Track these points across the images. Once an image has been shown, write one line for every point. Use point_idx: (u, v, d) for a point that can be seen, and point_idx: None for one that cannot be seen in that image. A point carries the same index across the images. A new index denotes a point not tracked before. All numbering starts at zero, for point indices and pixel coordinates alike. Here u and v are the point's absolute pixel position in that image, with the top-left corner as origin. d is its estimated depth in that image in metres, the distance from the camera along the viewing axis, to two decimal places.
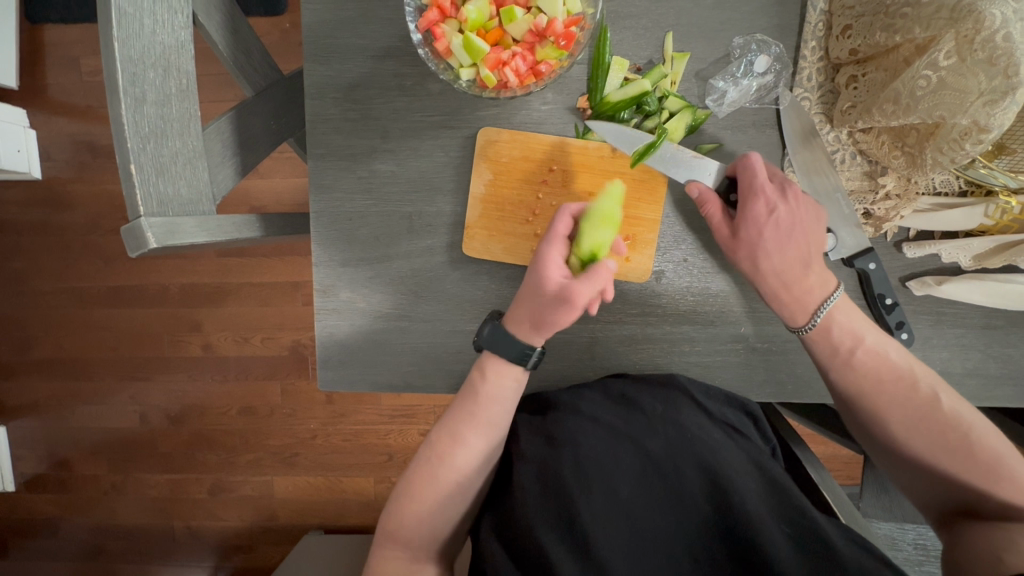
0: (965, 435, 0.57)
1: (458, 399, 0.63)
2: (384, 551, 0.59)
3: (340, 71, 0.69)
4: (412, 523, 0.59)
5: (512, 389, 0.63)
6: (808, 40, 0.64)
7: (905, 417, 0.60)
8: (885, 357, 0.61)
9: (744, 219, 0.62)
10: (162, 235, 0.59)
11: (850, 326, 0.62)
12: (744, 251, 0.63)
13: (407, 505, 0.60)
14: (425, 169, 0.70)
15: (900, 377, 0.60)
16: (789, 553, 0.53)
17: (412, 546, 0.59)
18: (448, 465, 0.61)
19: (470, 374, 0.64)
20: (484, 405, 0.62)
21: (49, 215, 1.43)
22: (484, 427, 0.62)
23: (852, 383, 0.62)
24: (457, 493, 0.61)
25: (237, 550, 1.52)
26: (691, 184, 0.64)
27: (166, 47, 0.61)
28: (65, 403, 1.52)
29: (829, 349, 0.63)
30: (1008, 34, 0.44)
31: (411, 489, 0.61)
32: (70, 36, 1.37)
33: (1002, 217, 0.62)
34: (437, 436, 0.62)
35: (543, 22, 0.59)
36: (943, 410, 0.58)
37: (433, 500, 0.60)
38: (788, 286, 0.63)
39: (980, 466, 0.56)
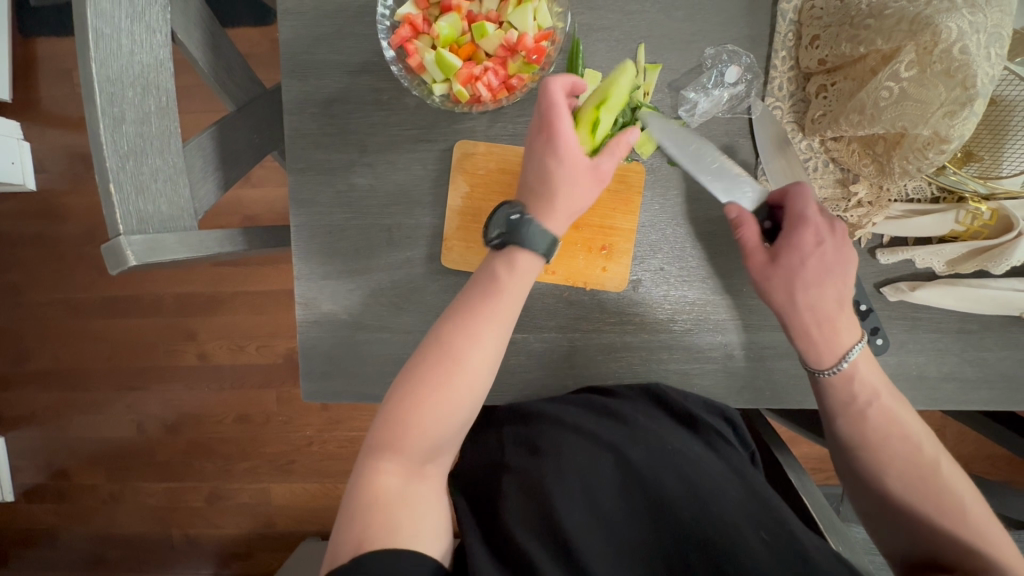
0: (958, 499, 0.56)
1: (473, 291, 0.59)
2: (383, 459, 0.53)
3: (318, 86, 0.70)
4: (419, 428, 0.54)
5: (525, 282, 0.60)
6: (778, 50, 0.64)
7: (903, 474, 0.59)
8: (895, 416, 0.61)
9: (786, 248, 0.62)
10: (141, 253, 0.59)
11: (870, 381, 0.62)
12: (783, 279, 0.62)
13: (416, 407, 0.54)
14: (403, 182, 0.71)
15: (905, 437, 0.60)
16: (766, 558, 0.54)
17: (414, 456, 0.54)
18: (464, 362, 0.56)
19: (482, 268, 0.60)
20: (502, 298, 0.58)
21: (43, 227, 1.44)
22: (496, 320, 0.58)
23: (855, 430, 0.62)
24: (470, 394, 0.56)
25: (234, 557, 1.53)
26: (731, 206, 0.64)
27: (144, 66, 0.62)
28: (62, 413, 1.53)
29: (845, 397, 0.62)
30: (965, 46, 0.45)
31: (417, 384, 0.55)
32: (62, 49, 1.38)
33: (974, 223, 0.61)
34: (450, 331, 0.57)
35: (514, 37, 0.60)
36: (941, 476, 0.57)
37: (440, 392, 0.55)
38: (818, 324, 0.62)
39: (970, 530, 0.54)
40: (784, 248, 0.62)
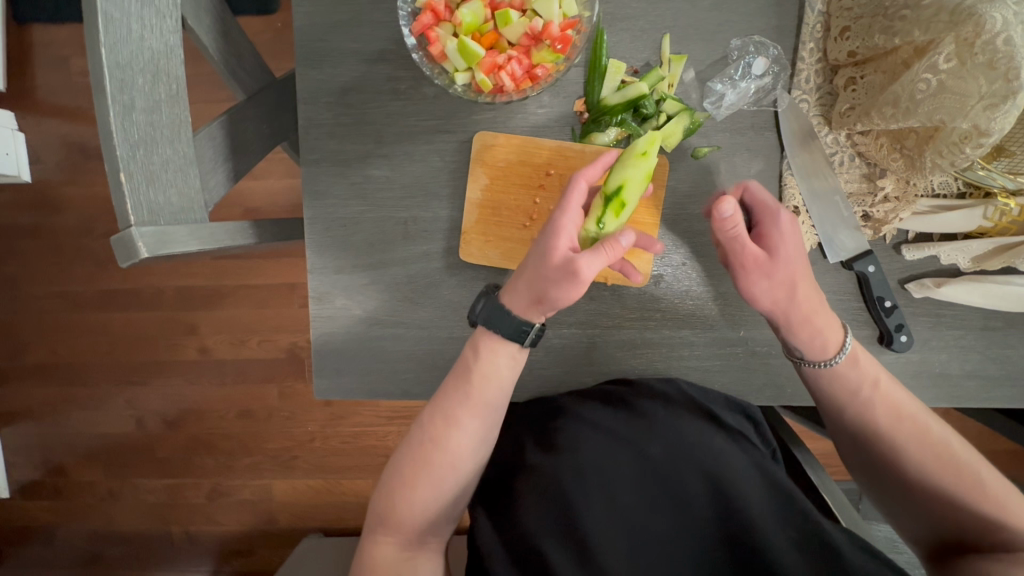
0: (977, 477, 0.56)
1: (450, 378, 0.61)
2: (380, 534, 0.59)
3: (333, 75, 0.68)
4: (405, 510, 0.58)
5: (505, 368, 0.60)
6: (806, 42, 0.63)
7: (920, 457, 0.58)
8: (899, 399, 0.60)
9: (781, 238, 0.60)
10: (153, 245, 0.58)
11: (870, 366, 0.61)
12: (782, 271, 0.59)
13: (408, 493, 0.58)
14: (420, 174, 0.69)
15: (913, 419, 0.59)
16: (793, 558, 0.53)
17: (406, 532, 0.59)
18: (441, 448, 0.59)
19: (463, 351, 0.61)
20: (484, 388, 0.59)
21: (39, 219, 1.41)
22: (477, 408, 0.60)
23: (864, 420, 0.61)
24: (452, 475, 0.59)
25: (236, 554, 1.52)
26: (723, 202, 0.56)
27: (155, 52, 0.60)
28: (59, 408, 1.51)
29: (848, 386, 0.62)
30: (1009, 37, 0.44)
31: (405, 475, 0.59)
32: (58, 36, 1.35)
33: (1002, 219, 0.61)
34: (428, 418, 0.60)
35: (539, 25, 0.59)
36: (957, 453, 0.57)
37: (427, 484, 0.58)
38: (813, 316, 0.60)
39: (992, 510, 0.54)
40: (772, 239, 0.60)
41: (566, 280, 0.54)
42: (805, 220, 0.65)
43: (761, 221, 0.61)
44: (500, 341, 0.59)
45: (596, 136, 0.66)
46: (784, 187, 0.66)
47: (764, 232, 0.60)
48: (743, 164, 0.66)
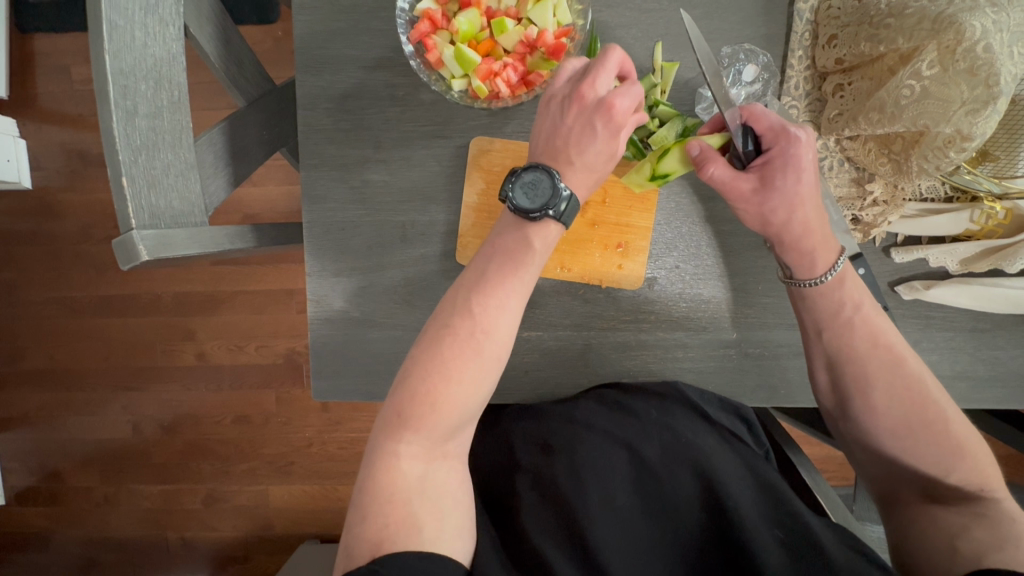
0: (946, 416, 0.55)
1: (494, 263, 0.57)
2: (403, 442, 0.51)
3: (332, 81, 0.69)
4: (444, 407, 0.52)
5: (543, 258, 0.58)
6: (794, 50, 0.65)
7: (895, 393, 0.56)
8: (880, 325, 0.58)
9: (780, 167, 0.56)
10: (153, 247, 0.59)
11: (857, 287, 0.59)
12: (779, 198, 0.56)
13: (445, 383, 0.52)
14: (417, 178, 0.71)
15: (896, 351, 0.57)
16: (778, 559, 0.52)
17: (436, 439, 0.52)
18: (490, 337, 0.54)
19: (504, 236, 0.58)
20: (524, 276, 0.57)
21: (39, 225, 1.42)
22: (518, 301, 0.56)
23: (841, 351, 0.59)
24: (494, 370, 0.54)
25: (231, 560, 1.51)
26: (690, 144, 0.59)
27: (158, 59, 0.61)
28: (56, 414, 1.51)
29: (830, 308, 0.59)
30: (989, 45, 0.46)
31: (443, 360, 0.52)
32: (60, 45, 1.36)
33: (988, 222, 0.62)
34: (471, 307, 0.55)
35: (534, 33, 0.61)
36: (930, 387, 0.56)
37: (468, 373, 0.53)
38: (807, 237, 0.58)
39: (955, 452, 0.55)
40: (779, 168, 0.56)
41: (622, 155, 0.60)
42: None
43: (772, 149, 0.56)
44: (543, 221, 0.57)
45: None
46: None
47: (768, 162, 0.56)
48: None
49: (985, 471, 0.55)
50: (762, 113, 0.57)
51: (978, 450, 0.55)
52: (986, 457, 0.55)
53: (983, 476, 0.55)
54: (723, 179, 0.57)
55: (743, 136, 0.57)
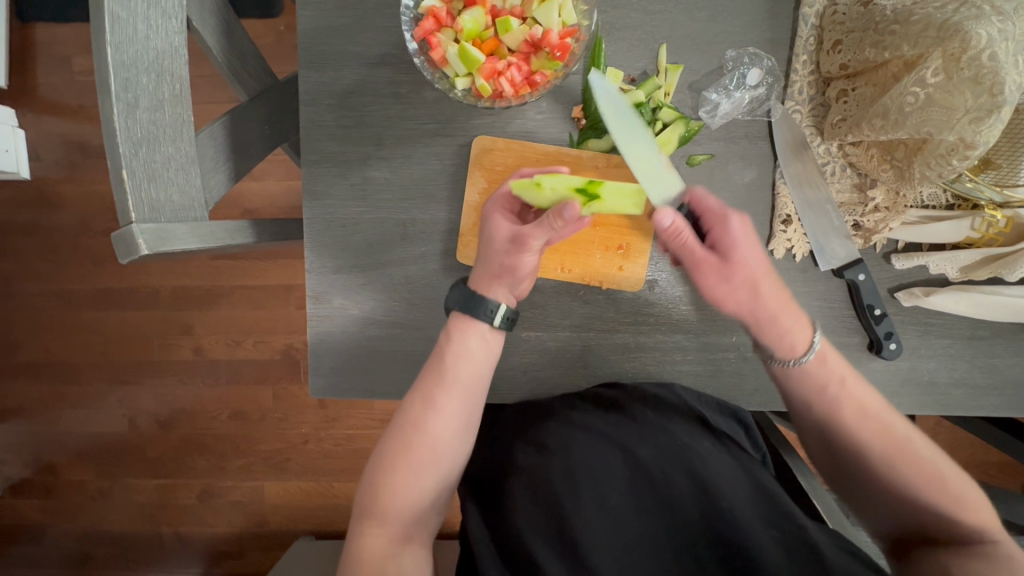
0: (934, 466, 0.54)
1: (433, 361, 0.62)
2: (364, 529, 0.56)
3: (334, 77, 0.69)
4: (392, 499, 0.57)
5: (484, 343, 0.62)
6: (799, 55, 0.65)
7: (876, 446, 0.56)
8: (857, 389, 0.58)
9: (729, 244, 0.60)
10: (153, 241, 0.58)
11: (831, 359, 0.60)
12: (736, 274, 0.60)
13: (390, 473, 0.58)
14: (419, 176, 0.70)
15: (874, 410, 0.57)
16: (777, 555, 0.53)
17: (393, 524, 0.57)
18: (425, 430, 0.59)
19: (439, 337, 0.63)
20: (462, 365, 0.61)
21: (37, 216, 1.41)
22: (457, 390, 0.61)
23: (821, 410, 0.59)
24: (436, 457, 0.59)
25: (226, 556, 1.51)
26: (658, 214, 0.58)
27: (160, 52, 0.61)
28: (51, 406, 1.50)
29: (814, 384, 0.60)
30: (994, 53, 0.46)
31: (389, 456, 0.58)
32: (61, 35, 1.35)
33: (989, 230, 0.63)
34: (410, 404, 0.60)
35: (538, 33, 0.60)
36: (914, 442, 0.56)
37: (410, 465, 0.58)
38: (781, 314, 0.60)
39: (948, 499, 0.53)
40: (723, 242, 0.60)
41: (516, 251, 0.60)
42: (797, 228, 0.67)
43: (712, 230, 0.61)
44: (468, 320, 0.62)
45: (595, 141, 0.68)
46: (776, 195, 0.67)
47: (717, 243, 0.61)
48: (737, 172, 0.68)
49: (982, 513, 0.52)
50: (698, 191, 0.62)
51: (975, 501, 0.53)
52: (983, 504, 0.53)
53: (984, 524, 0.52)
54: (692, 250, 0.60)
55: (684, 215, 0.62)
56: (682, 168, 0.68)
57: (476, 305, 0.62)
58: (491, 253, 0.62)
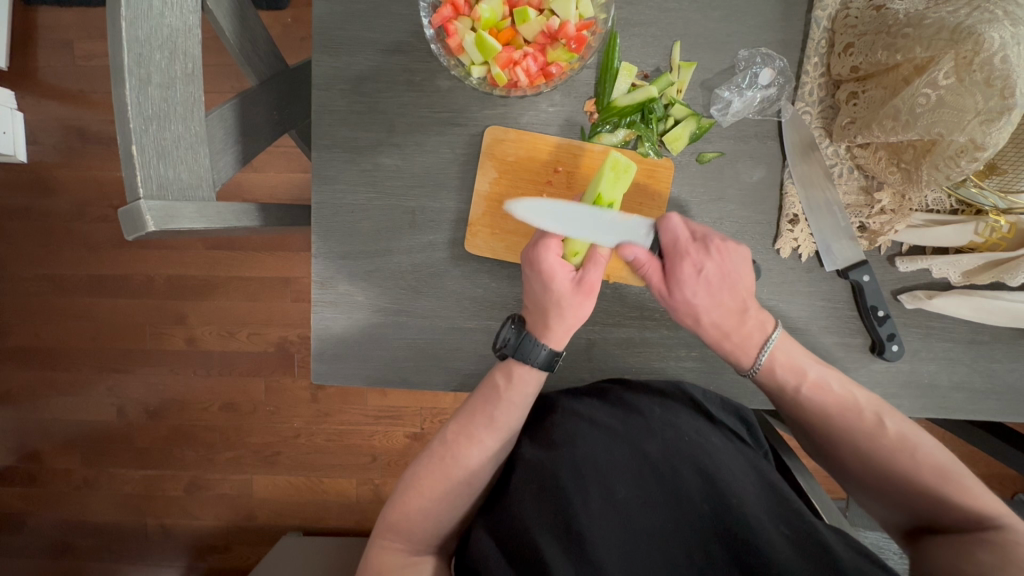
0: (913, 456, 0.59)
1: (478, 398, 0.65)
2: (387, 539, 0.62)
3: (348, 63, 0.69)
4: (418, 517, 0.62)
5: (531, 396, 0.65)
6: (811, 56, 0.66)
7: (856, 441, 0.61)
8: (830, 387, 0.63)
9: (676, 280, 0.63)
10: (161, 219, 0.57)
11: (793, 363, 0.64)
12: (680, 310, 0.64)
13: (419, 496, 0.62)
14: (430, 165, 0.70)
15: (847, 407, 0.62)
16: (787, 552, 0.52)
17: (414, 539, 0.62)
18: (462, 464, 0.63)
19: (494, 376, 0.65)
20: (504, 411, 0.64)
21: (32, 200, 1.40)
22: (497, 430, 0.64)
23: (801, 403, 0.64)
24: (466, 490, 0.63)
25: (211, 550, 1.48)
26: (624, 248, 0.63)
27: (174, 30, 0.59)
28: (38, 393, 1.47)
29: (779, 383, 0.64)
30: (1006, 56, 0.47)
31: (421, 479, 0.63)
32: (64, 18, 1.34)
33: (992, 235, 0.63)
34: (450, 435, 0.64)
35: (556, 24, 0.60)
36: (888, 434, 0.60)
37: (440, 492, 0.62)
38: (725, 338, 0.64)
39: (940, 484, 0.57)
40: (668, 281, 0.64)
41: (580, 298, 0.63)
42: (803, 228, 0.67)
43: (669, 262, 0.63)
44: (529, 370, 0.63)
45: (606, 136, 0.68)
46: (785, 195, 0.68)
47: (669, 275, 0.63)
48: (745, 171, 0.69)
49: (981, 501, 0.55)
50: (672, 227, 0.63)
51: (970, 485, 0.56)
52: (978, 488, 0.56)
53: (984, 505, 0.55)
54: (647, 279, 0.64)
55: (651, 241, 0.66)
56: (692, 165, 0.69)
57: (544, 361, 0.63)
58: (564, 311, 0.62)
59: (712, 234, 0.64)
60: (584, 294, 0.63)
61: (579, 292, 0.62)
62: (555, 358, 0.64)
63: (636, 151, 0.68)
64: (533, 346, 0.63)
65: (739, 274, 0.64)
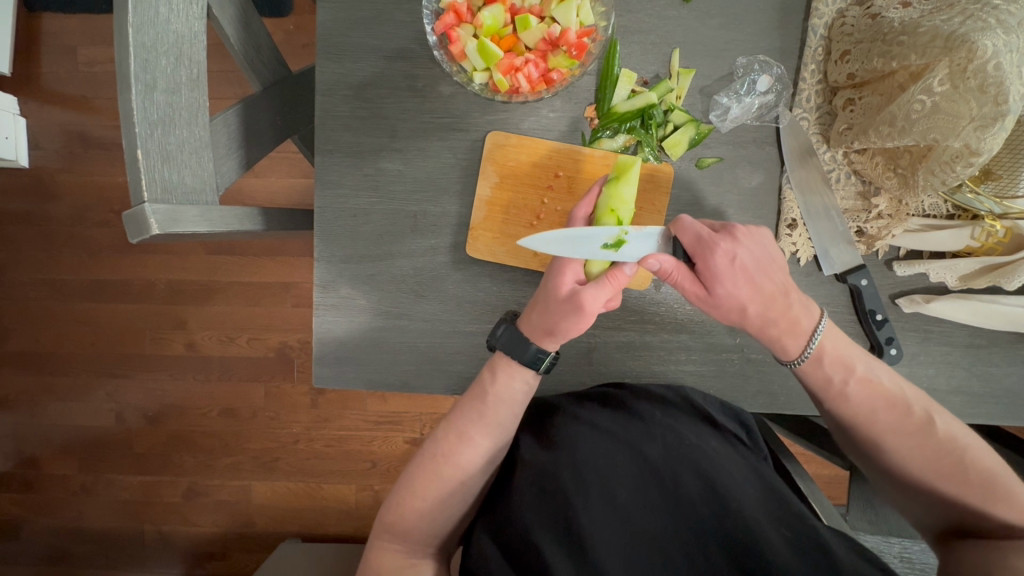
0: (959, 456, 0.58)
1: (468, 395, 0.65)
2: (385, 541, 0.62)
3: (352, 69, 0.70)
4: (415, 518, 0.62)
5: (521, 393, 0.64)
6: (808, 64, 0.67)
7: (900, 438, 0.60)
8: (875, 381, 0.62)
9: (710, 277, 0.60)
10: (165, 222, 0.57)
11: (840, 356, 0.62)
12: (723, 305, 0.61)
13: (414, 496, 0.62)
14: (431, 169, 0.71)
15: (894, 402, 0.61)
16: (788, 556, 0.52)
17: (413, 540, 0.62)
18: (454, 462, 0.63)
19: (480, 373, 0.65)
20: (490, 406, 0.63)
21: (34, 205, 1.40)
22: (488, 428, 0.63)
23: (837, 400, 0.63)
24: (460, 489, 0.63)
25: (209, 557, 1.47)
26: (646, 261, 0.60)
27: (179, 36, 0.59)
28: (37, 399, 1.47)
29: (821, 377, 0.63)
30: (999, 64, 0.48)
31: (415, 480, 0.63)
32: (68, 26, 1.35)
33: (988, 240, 0.64)
34: (440, 434, 0.64)
35: (557, 31, 0.62)
36: (936, 432, 0.59)
37: (435, 492, 0.62)
38: (771, 325, 0.61)
39: (972, 486, 0.57)
40: (702, 280, 0.60)
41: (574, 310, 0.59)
42: (802, 233, 0.68)
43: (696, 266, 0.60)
44: (517, 367, 0.63)
45: (606, 141, 0.69)
46: (783, 200, 0.69)
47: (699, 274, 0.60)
48: (744, 176, 0.69)
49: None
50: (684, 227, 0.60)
51: (1015, 494, 0.55)
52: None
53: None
54: (682, 286, 0.62)
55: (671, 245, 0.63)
56: (691, 170, 0.69)
57: (529, 357, 0.62)
58: (558, 320, 0.60)
59: (733, 224, 0.62)
60: (578, 306, 0.58)
61: (569, 301, 0.59)
62: (542, 357, 0.62)
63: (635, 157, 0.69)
64: (519, 341, 0.62)
65: (769, 255, 0.61)
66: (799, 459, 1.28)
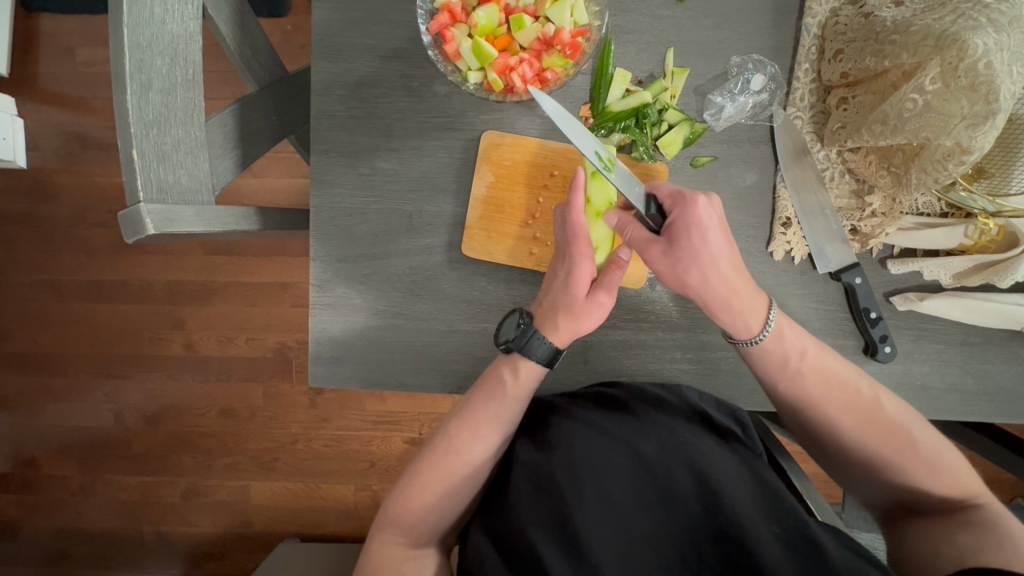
0: (913, 440, 0.58)
1: (480, 392, 0.65)
2: (386, 533, 0.62)
3: (347, 69, 0.70)
4: (419, 512, 0.62)
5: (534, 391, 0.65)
6: (801, 63, 0.67)
7: (856, 422, 0.59)
8: (826, 363, 0.61)
9: (683, 229, 0.58)
10: (160, 222, 0.57)
11: (795, 337, 0.61)
12: (684, 262, 0.59)
13: (420, 490, 0.62)
14: (427, 168, 0.71)
15: (846, 384, 0.60)
16: (777, 554, 0.52)
17: (415, 533, 0.62)
18: (464, 459, 0.63)
19: (496, 370, 0.65)
20: (507, 404, 0.64)
21: (32, 206, 1.40)
22: (500, 425, 0.64)
23: (790, 383, 0.61)
24: (467, 484, 0.63)
25: (208, 557, 1.48)
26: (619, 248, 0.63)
27: (175, 37, 0.60)
28: (36, 399, 1.47)
29: (777, 359, 0.61)
30: (989, 62, 0.48)
31: (422, 474, 0.63)
32: (65, 26, 1.35)
33: (982, 237, 0.64)
34: (452, 430, 0.64)
35: (551, 31, 0.62)
36: (889, 414, 0.59)
37: (441, 487, 0.62)
38: (732, 295, 0.60)
39: (946, 475, 0.57)
40: (672, 230, 0.59)
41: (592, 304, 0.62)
42: (796, 232, 0.68)
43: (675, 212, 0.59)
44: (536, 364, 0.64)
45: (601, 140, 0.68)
46: (777, 199, 0.69)
47: (674, 224, 0.59)
48: (738, 175, 0.70)
49: (966, 483, 0.57)
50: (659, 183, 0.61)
51: (958, 470, 0.58)
52: (967, 474, 0.58)
53: (964, 487, 0.57)
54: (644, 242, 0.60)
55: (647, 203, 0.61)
56: (686, 168, 0.70)
57: (547, 355, 0.63)
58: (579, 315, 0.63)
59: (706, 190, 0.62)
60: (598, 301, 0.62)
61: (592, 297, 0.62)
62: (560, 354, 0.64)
63: (629, 156, 0.69)
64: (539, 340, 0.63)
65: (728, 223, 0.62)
66: (797, 457, 1.28)
